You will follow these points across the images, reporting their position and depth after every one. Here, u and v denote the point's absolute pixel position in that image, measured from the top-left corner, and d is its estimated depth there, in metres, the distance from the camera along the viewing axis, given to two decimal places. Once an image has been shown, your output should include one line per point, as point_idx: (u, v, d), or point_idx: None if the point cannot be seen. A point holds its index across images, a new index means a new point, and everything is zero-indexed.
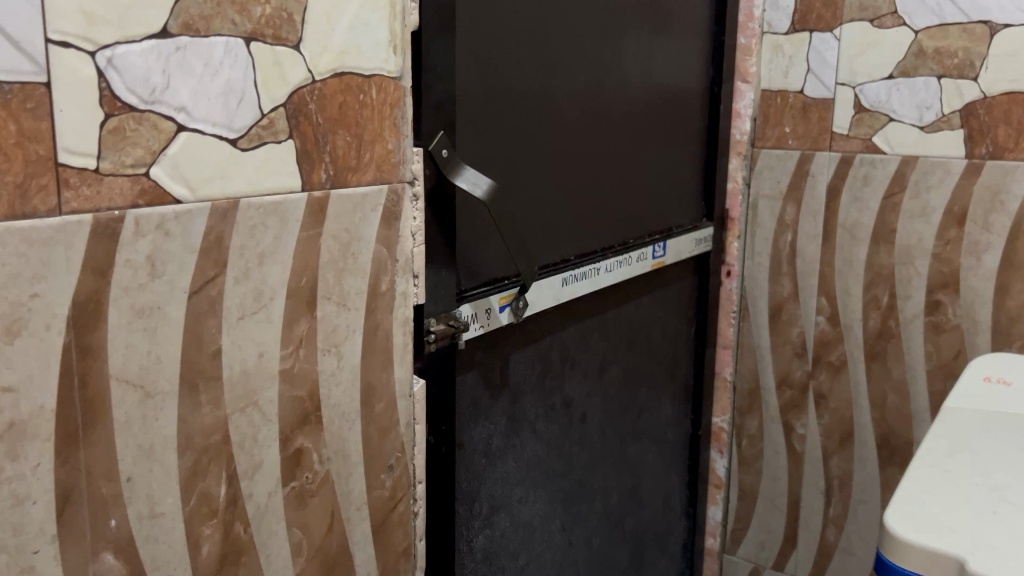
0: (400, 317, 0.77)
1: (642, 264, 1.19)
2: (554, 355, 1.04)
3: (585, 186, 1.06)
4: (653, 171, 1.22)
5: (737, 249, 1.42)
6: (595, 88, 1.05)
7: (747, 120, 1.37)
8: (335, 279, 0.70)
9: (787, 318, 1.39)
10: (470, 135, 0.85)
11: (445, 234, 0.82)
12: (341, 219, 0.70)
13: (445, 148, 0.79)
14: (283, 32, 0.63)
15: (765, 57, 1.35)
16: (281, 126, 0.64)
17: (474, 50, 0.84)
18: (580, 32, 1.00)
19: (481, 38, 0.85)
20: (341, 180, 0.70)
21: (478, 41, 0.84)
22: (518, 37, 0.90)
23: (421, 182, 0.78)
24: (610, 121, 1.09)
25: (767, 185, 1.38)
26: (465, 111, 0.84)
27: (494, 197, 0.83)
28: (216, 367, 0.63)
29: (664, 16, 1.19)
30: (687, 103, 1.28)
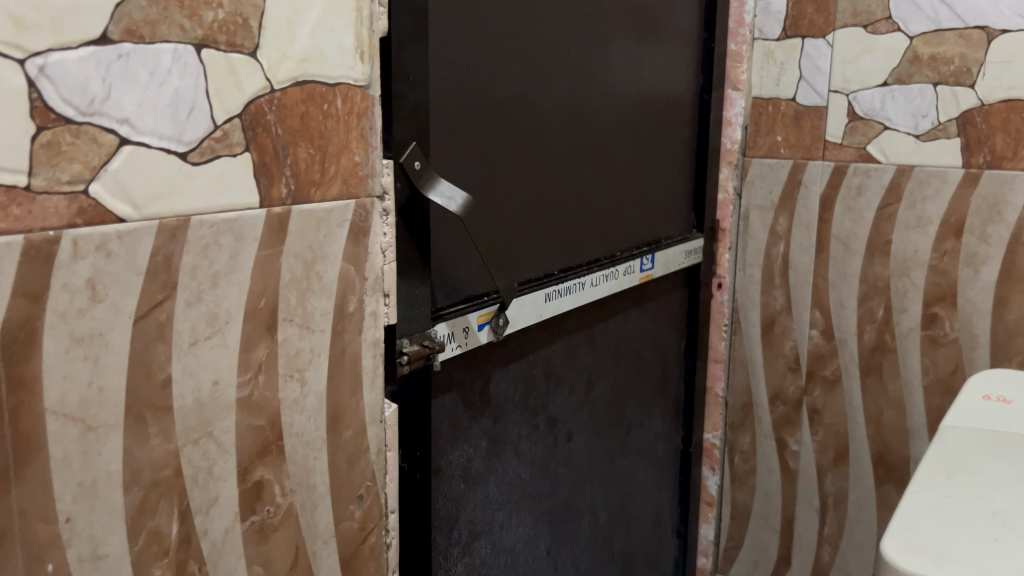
0: (370, 339, 0.73)
1: (629, 277, 1.15)
2: (538, 372, 0.99)
3: (570, 197, 1.03)
4: (641, 182, 1.19)
5: (728, 260, 1.38)
6: (580, 96, 1.01)
7: (738, 128, 1.33)
8: (297, 300, 0.66)
9: (779, 332, 1.35)
10: (447, 145, 0.82)
11: (418, 249, 0.78)
12: (304, 236, 0.66)
13: (418, 160, 0.75)
14: (237, 38, 0.59)
15: (756, 64, 1.32)
16: (236, 138, 0.60)
17: (451, 56, 0.80)
18: (565, 38, 0.97)
19: (458, 44, 0.81)
20: (303, 195, 0.66)
21: (455, 47, 0.81)
22: (499, 42, 0.86)
23: (392, 196, 0.74)
24: (595, 130, 1.06)
25: (759, 195, 1.34)
26: (441, 121, 0.81)
27: (471, 211, 0.79)
28: (166, 397, 0.58)
29: (653, 22, 1.15)
30: (676, 111, 1.25)
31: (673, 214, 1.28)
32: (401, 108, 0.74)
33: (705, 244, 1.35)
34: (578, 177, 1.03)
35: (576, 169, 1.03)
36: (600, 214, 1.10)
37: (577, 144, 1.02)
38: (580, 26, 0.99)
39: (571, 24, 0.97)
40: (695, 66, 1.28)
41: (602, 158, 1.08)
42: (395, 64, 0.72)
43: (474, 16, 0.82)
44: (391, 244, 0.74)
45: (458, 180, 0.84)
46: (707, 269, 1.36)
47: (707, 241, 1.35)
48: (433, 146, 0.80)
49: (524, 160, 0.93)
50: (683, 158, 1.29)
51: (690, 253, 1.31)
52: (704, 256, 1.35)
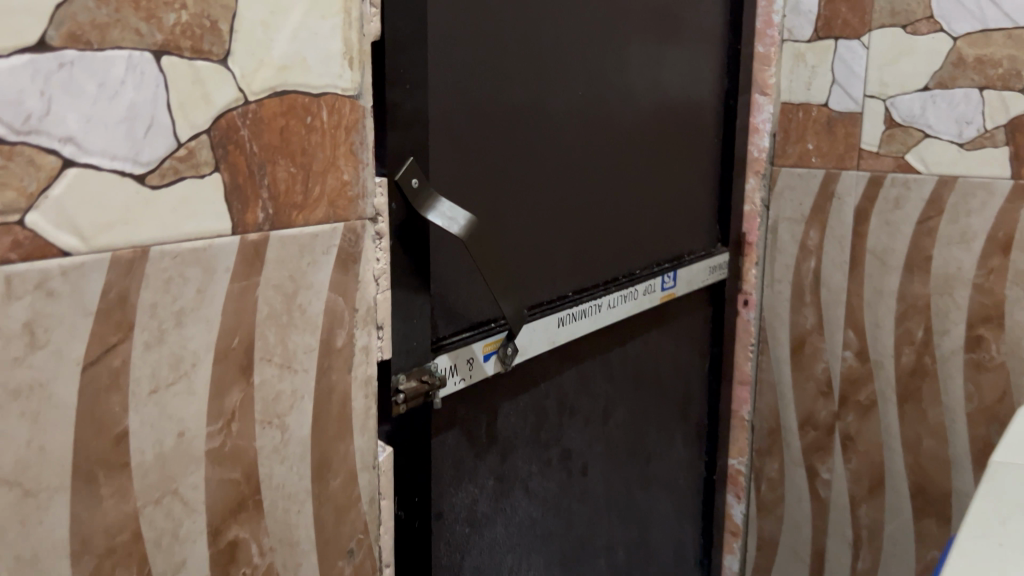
0: (361, 377, 0.66)
1: (650, 297, 1.08)
2: (550, 403, 0.92)
3: (586, 212, 0.95)
4: (662, 194, 1.11)
5: (755, 276, 1.30)
6: (596, 102, 0.94)
7: (766, 136, 1.25)
8: (277, 338, 0.59)
9: (810, 353, 1.27)
10: (448, 159, 0.74)
11: (417, 275, 0.71)
12: (284, 265, 0.59)
13: (416, 178, 0.68)
14: (204, 43, 0.52)
15: (785, 67, 1.23)
16: (203, 157, 0.53)
17: (453, 60, 0.73)
18: (579, 40, 0.89)
19: (460, 47, 0.73)
20: (283, 219, 0.58)
21: (457, 51, 0.73)
22: (506, 45, 0.79)
23: (386, 218, 0.66)
24: (611, 138, 0.98)
25: (789, 207, 1.26)
26: (442, 130, 0.73)
27: (475, 233, 0.72)
28: (122, 452, 0.51)
29: (674, 21, 1.07)
30: (699, 117, 1.17)
31: (697, 228, 1.21)
32: (397, 120, 0.67)
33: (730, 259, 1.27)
34: (594, 190, 0.96)
35: (591, 182, 0.95)
36: (617, 230, 1.02)
37: (592, 155, 0.95)
38: (595, 26, 0.92)
39: (586, 24, 0.90)
40: (719, 70, 1.20)
41: (619, 168, 1.00)
42: (389, 71, 0.65)
43: (477, 16, 0.75)
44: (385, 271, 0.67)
45: (461, 197, 0.76)
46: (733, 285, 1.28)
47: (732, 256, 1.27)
48: (432, 160, 0.72)
49: (535, 173, 0.86)
50: (707, 168, 1.21)
51: (715, 269, 1.23)
52: (729, 272, 1.27)
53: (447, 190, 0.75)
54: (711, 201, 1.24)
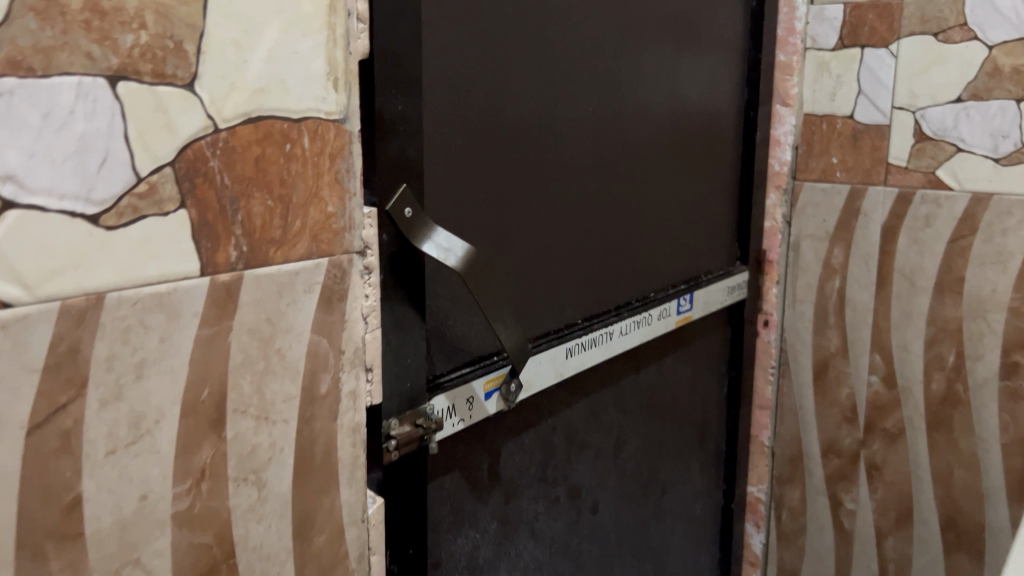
0: (348, 425, 0.60)
1: (665, 322, 1.02)
2: (558, 439, 0.86)
3: (596, 234, 0.89)
4: (678, 211, 1.05)
5: (776, 296, 1.24)
6: (607, 117, 0.88)
7: (788, 149, 1.19)
8: (252, 387, 0.54)
9: (834, 377, 1.21)
10: (444, 184, 0.69)
11: (411, 310, 0.66)
12: (260, 307, 0.54)
13: (409, 207, 0.63)
14: (167, 66, 0.47)
15: (808, 77, 1.18)
16: (167, 193, 0.48)
17: (449, 77, 0.67)
18: (588, 51, 0.83)
19: (458, 62, 0.68)
20: (259, 257, 0.53)
21: (454, 67, 0.68)
22: (508, 59, 0.73)
23: (375, 252, 0.61)
24: (625, 153, 0.92)
25: (811, 224, 1.20)
26: (439, 151, 0.68)
27: (475, 265, 0.67)
28: (75, 522, 0.46)
29: (693, 27, 1.01)
30: (718, 130, 1.11)
31: (716, 247, 1.15)
32: (387, 145, 0.61)
33: (750, 279, 1.21)
34: (605, 210, 0.90)
35: (602, 202, 0.89)
36: (630, 251, 0.96)
37: (602, 174, 0.89)
38: (607, 36, 0.86)
39: (596, 34, 0.84)
40: (739, 81, 1.15)
41: (632, 186, 0.95)
42: (378, 93, 0.60)
43: (477, 29, 0.69)
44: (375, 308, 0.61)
45: (459, 224, 0.71)
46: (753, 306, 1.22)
47: (752, 275, 1.21)
48: (427, 185, 0.67)
49: (540, 195, 0.80)
50: (726, 183, 1.15)
51: (734, 289, 1.17)
52: (749, 292, 1.21)
53: (443, 217, 0.69)
54: (730, 218, 1.18)
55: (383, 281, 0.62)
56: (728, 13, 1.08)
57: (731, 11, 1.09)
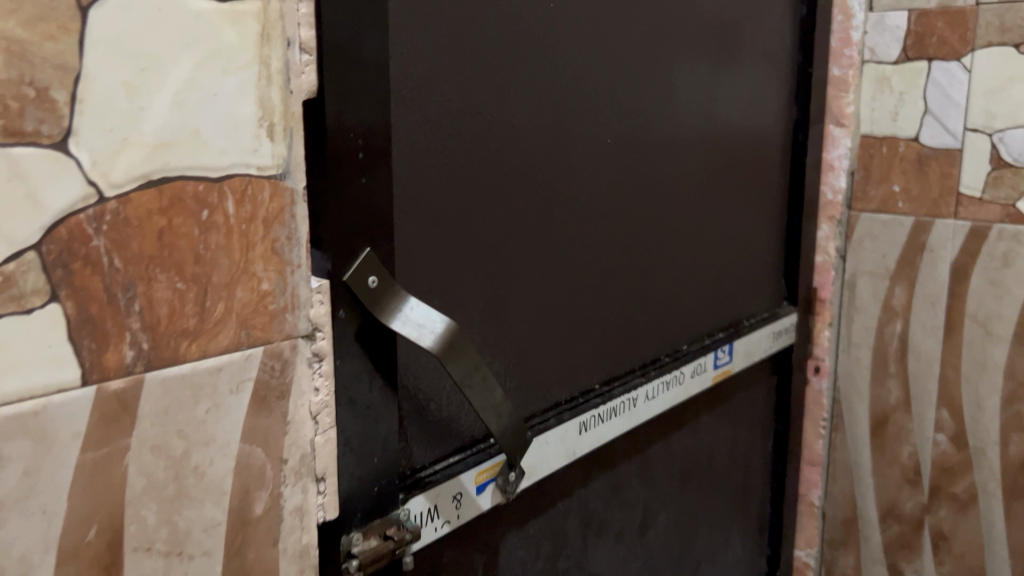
0: (295, 549, 0.49)
1: (701, 379, 0.89)
2: (571, 527, 0.74)
3: (617, 283, 0.77)
4: (717, 250, 0.92)
5: (829, 339, 1.10)
6: (629, 147, 0.76)
7: (843, 174, 1.06)
8: (160, 518, 0.43)
9: (894, 433, 1.07)
10: (423, 241, 0.58)
11: (381, 398, 0.54)
12: (169, 417, 0.42)
13: (374, 275, 0.52)
14: (29, 120, 0.36)
15: (866, 94, 1.04)
16: (31, 285, 0.37)
17: (426, 113, 0.56)
18: (605, 71, 0.71)
19: (436, 95, 0.57)
20: (166, 354, 0.42)
21: (435, 98, 0.57)
22: (505, 86, 0.62)
23: (325, 335, 0.49)
24: (653, 187, 0.80)
25: (869, 259, 1.07)
26: (419, 201, 0.57)
27: (460, 340, 0.55)
28: None
29: (735, 38, 0.89)
30: (763, 155, 0.98)
31: (761, 288, 1.02)
32: (342, 203, 0.50)
33: (799, 321, 1.07)
34: (627, 255, 0.78)
35: (623, 247, 0.77)
36: (657, 300, 0.84)
37: (623, 214, 0.77)
38: (627, 54, 0.74)
39: (614, 51, 0.72)
40: (788, 100, 1.02)
41: (661, 225, 0.82)
42: (331, 140, 0.48)
43: (461, 53, 0.58)
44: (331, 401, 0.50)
45: (441, 288, 0.60)
46: (802, 351, 1.09)
47: (801, 316, 1.08)
48: (398, 246, 0.56)
49: (546, 244, 0.68)
50: (773, 215, 1.03)
51: (781, 333, 1.04)
52: (798, 337, 1.08)
53: (421, 282, 0.58)
54: (776, 255, 1.05)
55: (343, 367, 0.51)
56: (776, 25, 0.96)
57: (779, 22, 0.96)
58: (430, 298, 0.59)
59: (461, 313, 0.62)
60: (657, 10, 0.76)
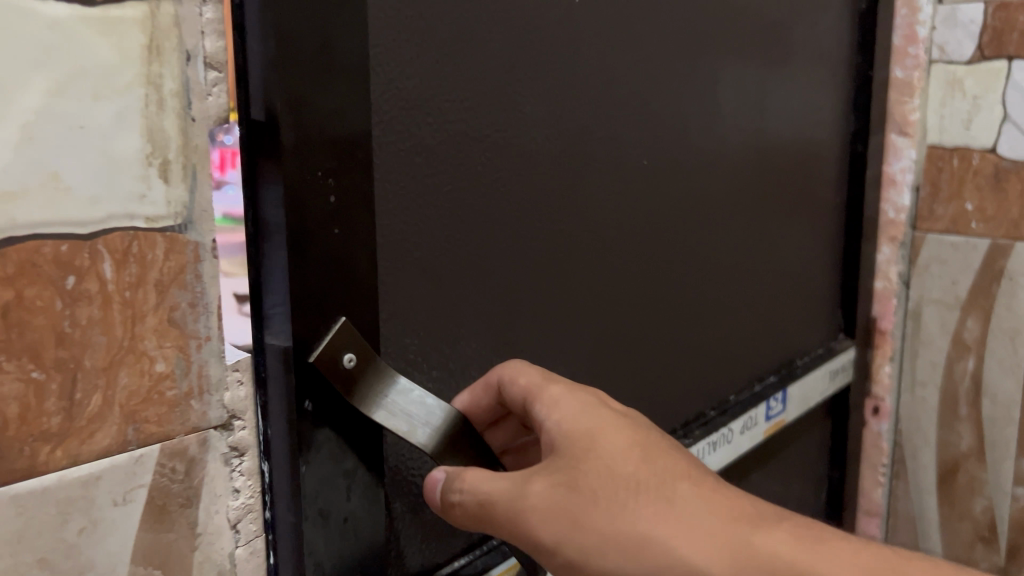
0: None
1: (753, 435, 0.80)
2: None
3: (648, 327, 0.67)
4: (768, 283, 0.81)
5: (890, 377, 1.01)
6: (663, 171, 0.65)
7: (906, 190, 0.95)
8: None
9: (965, 484, 0.96)
10: (416, 304, 0.48)
11: (363, 505, 0.44)
12: (27, 544, 0.33)
13: (352, 353, 0.42)
14: None
15: (934, 98, 0.92)
16: None
17: (417, 145, 0.46)
18: (635, 80, 0.61)
19: (430, 120, 0.47)
20: (15, 467, 0.32)
21: (430, 123, 0.47)
22: (518, 105, 0.52)
23: (246, 427, 0.40)
24: (695, 214, 0.70)
25: (936, 287, 0.95)
26: (410, 251, 0.47)
27: (461, 429, 0.47)
28: None
29: (787, 38, 0.77)
30: (818, 175, 0.86)
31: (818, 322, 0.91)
32: (309, 270, 0.39)
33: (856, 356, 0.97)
34: (661, 296, 0.68)
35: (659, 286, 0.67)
36: (699, 346, 0.73)
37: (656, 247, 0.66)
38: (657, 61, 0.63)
39: (642, 58, 0.61)
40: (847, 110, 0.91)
41: (704, 256, 0.71)
42: (291, 189, 0.38)
43: (458, 71, 0.48)
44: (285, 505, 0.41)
45: (439, 357, 0.51)
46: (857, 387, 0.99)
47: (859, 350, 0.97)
48: (382, 312, 0.46)
49: (564, 292, 0.59)
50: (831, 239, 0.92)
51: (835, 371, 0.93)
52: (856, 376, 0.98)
53: (413, 352, 0.49)
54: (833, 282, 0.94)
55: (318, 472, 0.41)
56: (834, 28, 0.84)
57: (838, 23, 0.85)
58: (423, 369, 0.50)
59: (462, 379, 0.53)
60: (694, 8, 0.65)
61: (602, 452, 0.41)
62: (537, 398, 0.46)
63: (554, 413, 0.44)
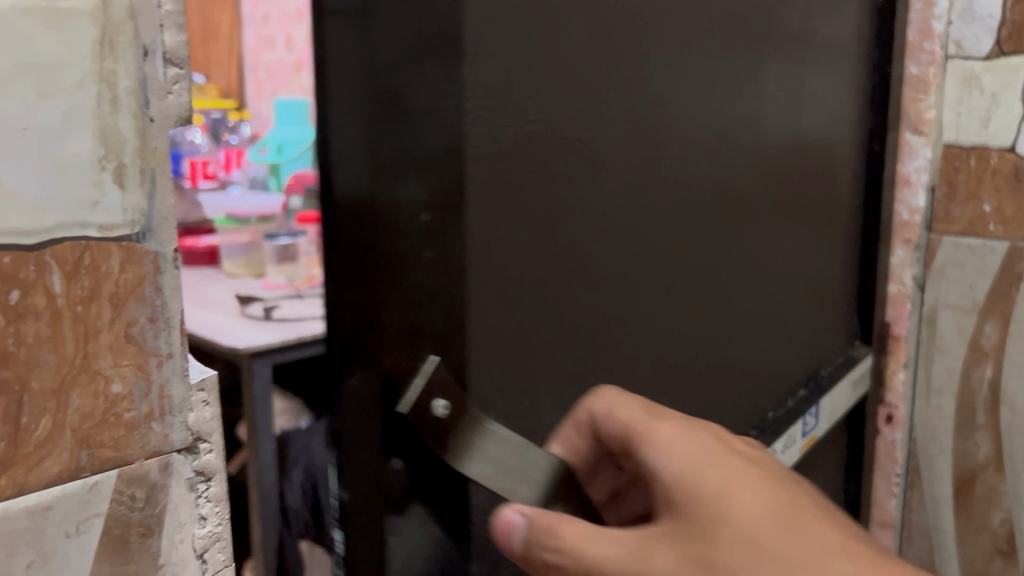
0: None
1: (789, 451, 0.81)
2: None
3: (666, 334, 0.66)
4: (784, 285, 0.80)
5: (904, 383, 0.98)
6: (680, 169, 0.64)
7: (922, 192, 0.93)
8: None
9: (983, 496, 0.93)
10: (496, 322, 0.50)
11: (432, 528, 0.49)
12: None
13: (446, 402, 0.46)
14: None
15: (949, 95, 0.90)
16: None
17: (493, 157, 0.47)
18: (654, 73, 0.59)
19: (499, 125, 0.47)
20: None
21: (497, 131, 0.47)
22: (573, 109, 0.53)
23: (212, 452, 0.42)
24: (716, 212, 0.68)
25: (952, 291, 0.92)
26: (492, 271, 0.49)
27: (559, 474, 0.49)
28: None
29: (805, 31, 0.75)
30: (832, 174, 0.85)
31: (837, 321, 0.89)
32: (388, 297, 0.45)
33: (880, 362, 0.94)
34: (675, 301, 0.66)
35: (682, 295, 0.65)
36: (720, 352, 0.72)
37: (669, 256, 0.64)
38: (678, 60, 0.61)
39: (666, 54, 0.60)
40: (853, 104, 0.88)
41: (721, 256, 0.70)
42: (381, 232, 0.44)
43: (525, 81, 0.49)
44: (364, 539, 0.48)
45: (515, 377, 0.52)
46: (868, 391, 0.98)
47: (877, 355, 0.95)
48: (472, 335, 0.48)
49: (618, 301, 0.61)
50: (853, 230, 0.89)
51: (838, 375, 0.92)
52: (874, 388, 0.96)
53: (469, 362, 0.48)
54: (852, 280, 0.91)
55: (406, 532, 0.47)
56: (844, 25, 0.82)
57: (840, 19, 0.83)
58: (500, 397, 0.51)
59: (534, 398, 0.55)
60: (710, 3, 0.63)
61: (733, 515, 0.40)
62: (648, 439, 0.44)
63: (667, 457, 0.43)
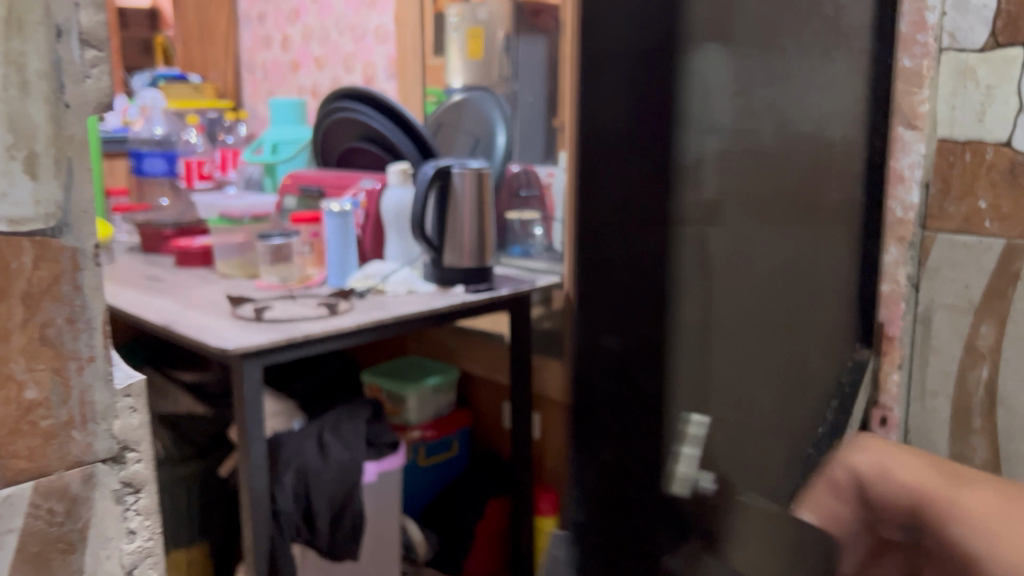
0: None
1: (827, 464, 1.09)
2: None
3: (752, 309, 0.81)
4: (790, 254, 0.91)
5: (897, 385, 1.30)
6: (759, 162, 0.77)
7: (914, 183, 1.23)
8: None
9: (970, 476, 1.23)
10: (695, 366, 0.68)
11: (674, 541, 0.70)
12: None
13: (676, 442, 0.68)
14: None
15: (945, 76, 1.20)
16: None
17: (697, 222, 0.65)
18: (750, 73, 0.72)
19: (708, 206, 0.66)
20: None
21: (709, 205, 0.67)
22: (725, 169, 0.69)
23: (139, 460, 0.67)
24: (775, 194, 0.83)
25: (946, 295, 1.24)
26: (691, 305, 0.67)
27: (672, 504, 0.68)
28: None
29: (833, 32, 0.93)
30: (828, 156, 0.98)
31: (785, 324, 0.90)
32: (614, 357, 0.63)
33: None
34: (757, 281, 0.81)
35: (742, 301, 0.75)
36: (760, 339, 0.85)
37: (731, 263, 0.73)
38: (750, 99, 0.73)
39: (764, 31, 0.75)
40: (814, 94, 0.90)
41: (768, 246, 0.83)
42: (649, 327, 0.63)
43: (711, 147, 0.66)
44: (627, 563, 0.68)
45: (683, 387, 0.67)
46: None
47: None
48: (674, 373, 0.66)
49: (724, 292, 0.73)
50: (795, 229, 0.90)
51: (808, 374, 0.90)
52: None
53: (675, 389, 0.66)
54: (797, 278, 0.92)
55: (667, 540, 0.70)
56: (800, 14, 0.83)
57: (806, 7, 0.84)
58: (675, 410, 0.67)
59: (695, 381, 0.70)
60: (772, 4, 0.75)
61: None
62: None
63: None
